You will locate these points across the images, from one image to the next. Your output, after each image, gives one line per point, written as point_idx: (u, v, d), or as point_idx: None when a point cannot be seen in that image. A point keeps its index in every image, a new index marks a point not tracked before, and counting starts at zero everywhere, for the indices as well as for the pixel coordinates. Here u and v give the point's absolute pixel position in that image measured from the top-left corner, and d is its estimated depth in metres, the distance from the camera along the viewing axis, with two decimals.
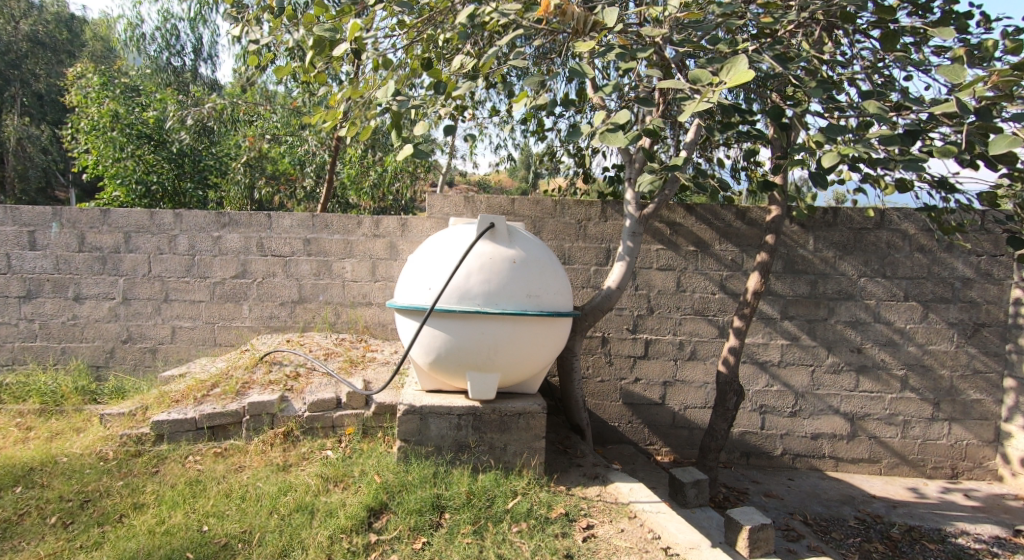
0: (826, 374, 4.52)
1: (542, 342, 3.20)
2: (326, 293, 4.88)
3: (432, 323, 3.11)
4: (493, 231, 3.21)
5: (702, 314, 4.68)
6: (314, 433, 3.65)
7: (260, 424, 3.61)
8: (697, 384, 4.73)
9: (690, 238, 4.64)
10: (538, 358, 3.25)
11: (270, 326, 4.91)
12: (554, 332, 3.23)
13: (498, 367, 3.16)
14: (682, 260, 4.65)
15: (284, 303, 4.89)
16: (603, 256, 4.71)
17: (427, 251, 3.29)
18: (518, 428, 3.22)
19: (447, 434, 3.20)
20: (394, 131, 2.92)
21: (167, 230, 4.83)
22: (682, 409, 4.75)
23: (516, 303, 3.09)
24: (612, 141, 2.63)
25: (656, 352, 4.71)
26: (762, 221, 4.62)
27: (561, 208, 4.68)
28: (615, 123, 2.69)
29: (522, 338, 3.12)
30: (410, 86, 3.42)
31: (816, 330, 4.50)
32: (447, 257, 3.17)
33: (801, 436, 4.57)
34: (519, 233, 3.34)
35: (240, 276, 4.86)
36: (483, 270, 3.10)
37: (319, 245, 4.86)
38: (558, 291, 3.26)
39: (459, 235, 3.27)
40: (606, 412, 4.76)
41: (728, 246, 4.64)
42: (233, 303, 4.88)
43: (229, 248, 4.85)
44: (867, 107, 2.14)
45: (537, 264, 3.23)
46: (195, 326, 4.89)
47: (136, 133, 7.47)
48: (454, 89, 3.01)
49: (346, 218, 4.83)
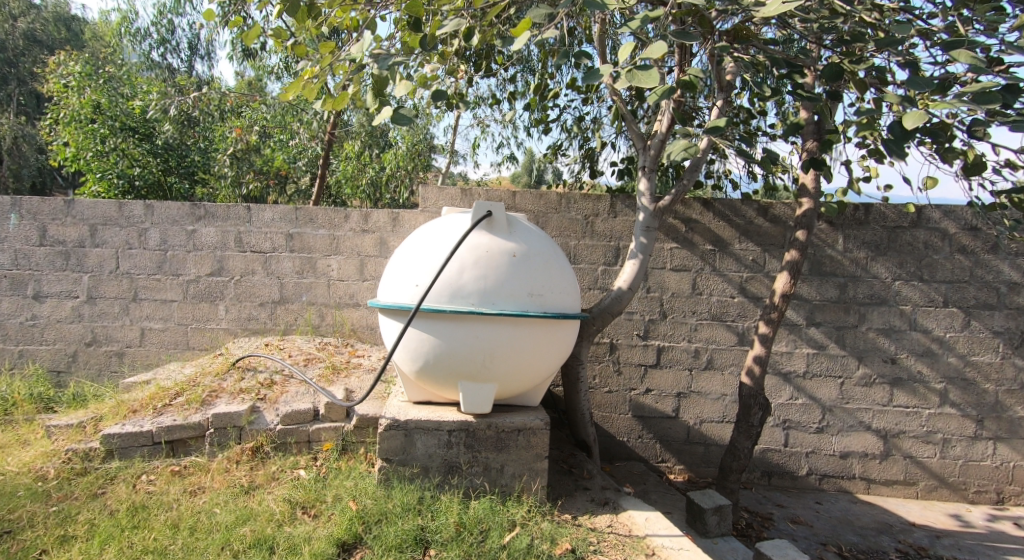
0: (856, 387, 4.10)
1: (546, 348, 2.79)
2: (310, 293, 4.48)
3: (418, 324, 2.71)
4: (489, 220, 2.80)
5: (720, 320, 4.27)
6: (287, 449, 3.25)
7: (224, 439, 3.21)
8: (714, 396, 4.31)
9: (708, 236, 4.24)
10: (541, 367, 2.84)
11: (247, 329, 4.50)
12: (559, 337, 2.83)
13: (495, 375, 2.76)
14: (698, 260, 4.25)
15: (263, 303, 4.49)
16: (611, 255, 4.31)
17: (415, 242, 2.87)
18: (517, 447, 2.81)
19: (435, 453, 2.78)
20: (375, 94, 2.60)
21: (137, 223, 4.43)
22: (697, 423, 4.34)
23: (516, 303, 2.69)
24: (644, 79, 2.25)
25: (670, 360, 4.30)
26: (787, 218, 4.21)
27: (566, 202, 4.29)
28: (649, 58, 2.31)
29: (523, 343, 2.72)
30: (397, 40, 3.08)
31: (845, 338, 4.08)
32: (436, 249, 2.76)
33: (828, 455, 4.15)
34: (519, 223, 2.93)
35: (215, 274, 4.47)
36: (477, 265, 2.70)
37: (302, 241, 4.46)
38: (564, 290, 2.85)
39: (452, 223, 2.85)
40: (615, 426, 4.36)
41: (748, 244, 4.23)
42: (208, 303, 4.48)
43: (204, 243, 4.46)
44: (960, 58, 1.81)
45: (540, 258, 2.82)
46: (166, 328, 4.48)
47: (119, 125, 7.11)
48: (441, 29, 2.70)
49: (333, 211, 4.44)
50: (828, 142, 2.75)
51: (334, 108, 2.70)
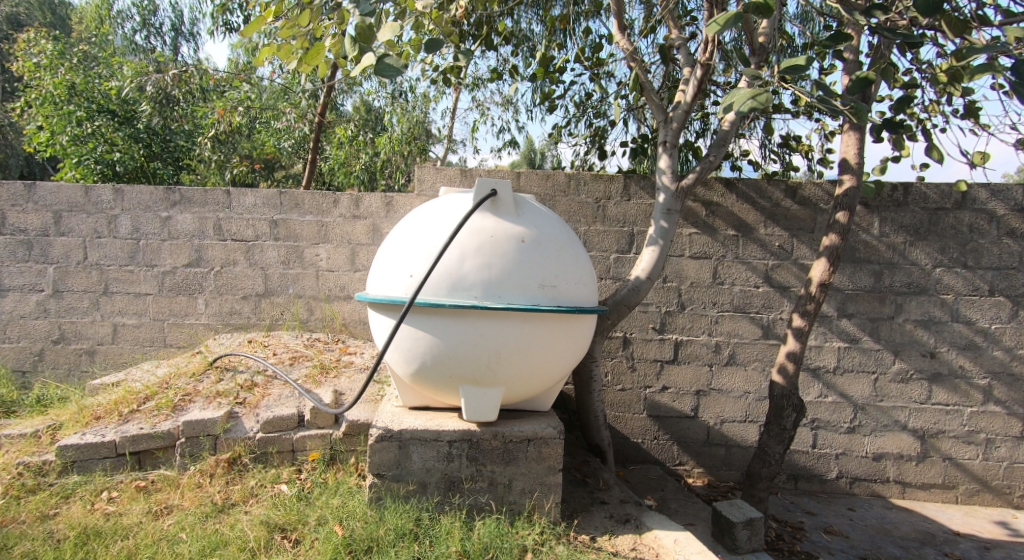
0: (891, 384, 3.76)
1: (560, 347, 2.45)
2: (297, 285, 4.12)
3: (413, 321, 2.36)
4: (494, 200, 2.43)
5: (743, 311, 3.94)
6: (268, 460, 2.91)
7: (196, 449, 2.86)
8: (735, 395, 4.00)
9: (730, 220, 3.89)
10: (554, 368, 2.50)
11: (229, 324, 4.15)
12: (574, 335, 2.48)
13: (501, 378, 2.42)
14: (720, 246, 3.91)
15: (246, 297, 4.13)
16: (625, 242, 3.96)
17: (408, 227, 2.50)
18: (526, 459, 2.48)
19: (433, 467, 2.45)
20: (355, 40, 2.27)
21: (105, 210, 4.06)
22: (718, 423, 4.03)
23: (525, 296, 2.34)
24: None
25: (688, 356, 3.99)
26: (817, 199, 3.85)
27: (576, 185, 3.95)
28: None
29: (533, 342, 2.38)
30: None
31: (880, 331, 3.74)
32: (432, 234, 2.40)
33: (860, 457, 3.83)
34: (527, 203, 2.56)
35: (193, 264, 4.11)
36: (479, 252, 2.34)
37: (287, 228, 4.10)
38: (580, 280, 2.49)
39: (451, 204, 2.48)
40: (629, 426, 4.06)
41: (775, 228, 3.88)
42: (186, 297, 4.13)
43: (180, 231, 4.09)
44: None
45: (553, 243, 2.46)
46: (141, 324, 4.14)
47: (97, 108, 6.73)
48: None
49: (320, 195, 4.08)
50: (905, 99, 2.39)
51: (308, 60, 2.40)
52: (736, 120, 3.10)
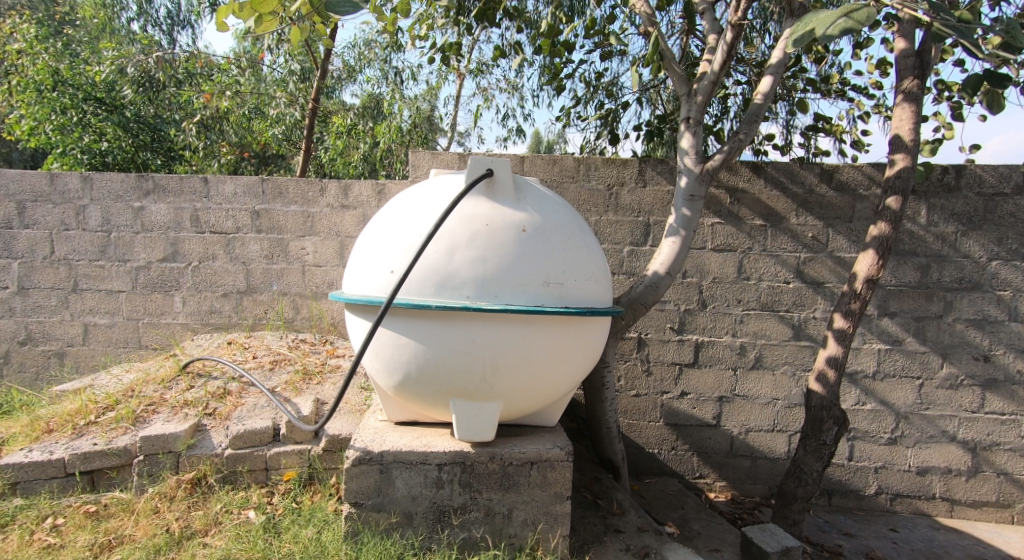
0: (939, 391, 3.37)
1: (567, 355, 2.09)
2: (281, 281, 3.78)
3: (394, 326, 2.01)
4: (490, 182, 2.07)
5: (771, 310, 3.56)
6: (237, 481, 2.58)
7: (155, 469, 2.53)
8: (762, 402, 3.63)
9: (757, 208, 3.51)
10: (561, 379, 2.14)
11: (208, 324, 3.82)
12: (584, 341, 2.12)
13: (498, 391, 2.06)
14: (746, 238, 3.54)
15: (226, 294, 3.80)
16: (639, 233, 3.59)
17: (389, 214, 2.14)
18: (528, 485, 2.12)
19: (419, 495, 2.10)
20: None
21: (73, 200, 3.74)
22: (742, 433, 3.66)
23: (526, 296, 1.98)
24: None
25: (709, 359, 3.64)
26: (856, 185, 3.46)
27: (586, 170, 3.58)
28: None
29: (536, 349, 2.02)
30: None
31: (926, 331, 3.34)
32: (416, 222, 2.03)
33: (903, 471, 3.44)
34: (529, 186, 2.20)
35: (169, 259, 3.78)
36: (471, 244, 1.98)
37: (270, 219, 3.75)
38: (592, 275, 2.12)
39: (439, 187, 2.12)
40: (644, 435, 3.72)
41: (808, 217, 3.49)
42: (162, 294, 3.80)
43: (154, 223, 3.76)
44: None
45: (559, 231, 2.09)
46: (113, 324, 3.82)
47: (84, 95, 6.48)
48: None
49: (306, 183, 3.73)
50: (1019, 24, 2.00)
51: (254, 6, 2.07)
52: (770, 90, 2.70)
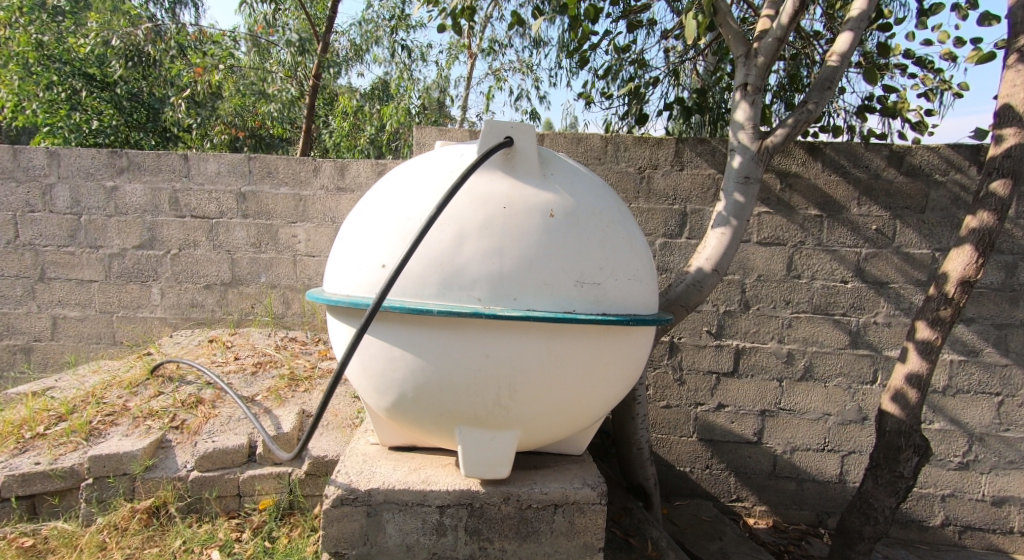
0: (1021, 409, 2.92)
1: (603, 374, 1.67)
2: (270, 272, 3.37)
3: (386, 335, 1.59)
4: (509, 153, 1.65)
5: (825, 313, 3.12)
6: (204, 510, 2.19)
7: (105, 494, 2.13)
8: (811, 417, 3.18)
9: (812, 196, 3.07)
10: (594, 402, 1.72)
11: (190, 319, 3.43)
12: (624, 355, 1.70)
13: (516, 418, 1.64)
14: (798, 230, 3.10)
15: (209, 286, 3.40)
16: (675, 223, 3.15)
17: (381, 192, 1.71)
18: (551, 533, 1.72)
19: (416, 543, 1.70)
20: None
21: (40, 178, 3.36)
22: (788, 452, 3.22)
23: (554, 299, 1.55)
24: None
25: (751, 367, 3.20)
26: (930, 170, 2.99)
27: (614, 150, 3.14)
28: None
29: (565, 365, 1.60)
30: None
31: (1009, 341, 2.88)
32: (413, 202, 1.60)
33: (975, 501, 2.99)
34: (557, 160, 1.76)
35: (146, 246, 3.39)
36: (485, 231, 1.55)
37: (258, 202, 3.35)
38: (635, 274, 1.69)
39: (445, 158, 1.69)
40: (674, 451, 3.29)
41: (871, 206, 3.04)
42: (138, 285, 3.41)
43: (129, 205, 3.36)
44: None
45: (596, 216, 1.66)
46: (85, 317, 3.44)
47: (72, 70, 6.16)
48: None
49: (297, 161, 3.31)
50: None
51: None
52: (848, 50, 2.28)
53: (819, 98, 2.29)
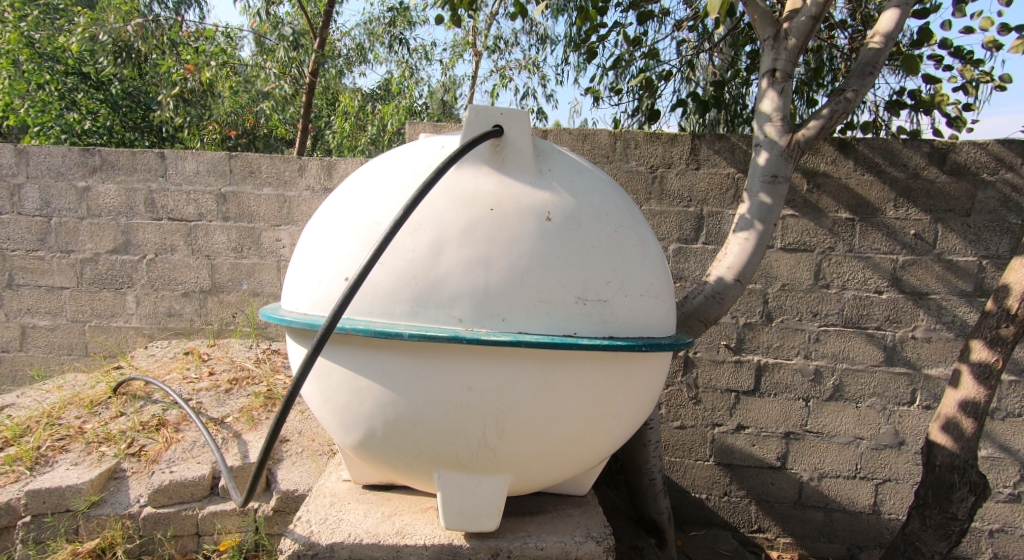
0: None
1: (610, 408, 1.41)
2: (253, 279, 3.12)
3: (349, 362, 1.33)
4: (498, 145, 1.39)
5: (857, 326, 2.83)
6: (157, 552, 1.94)
7: (44, 535, 1.90)
8: (841, 441, 2.89)
9: (843, 198, 2.79)
10: (599, 441, 1.46)
11: (167, 329, 3.19)
12: (635, 386, 1.43)
13: (506, 460, 1.37)
14: (827, 236, 2.82)
15: (188, 294, 3.16)
16: (691, 227, 2.87)
17: (346, 191, 1.44)
18: None
19: None
20: None
21: (9, 178, 3.15)
22: (815, 479, 2.93)
23: (551, 320, 1.28)
24: None
25: (775, 385, 2.92)
26: (977, 169, 2.70)
27: (624, 148, 2.87)
28: None
29: (564, 398, 1.33)
30: None
31: None
32: (383, 202, 1.34)
33: None
34: (557, 154, 1.50)
35: (120, 251, 3.15)
36: (468, 237, 1.29)
37: (240, 204, 3.10)
38: (649, 289, 1.42)
39: (423, 151, 1.43)
40: (689, 476, 3.01)
41: (910, 209, 2.75)
42: (112, 292, 3.18)
43: (101, 207, 3.13)
44: None
45: (603, 221, 1.39)
46: (56, 327, 3.21)
47: (64, 69, 6.08)
48: None
49: (281, 160, 3.07)
50: None
51: None
52: (893, 30, 2.02)
53: (859, 85, 2.02)
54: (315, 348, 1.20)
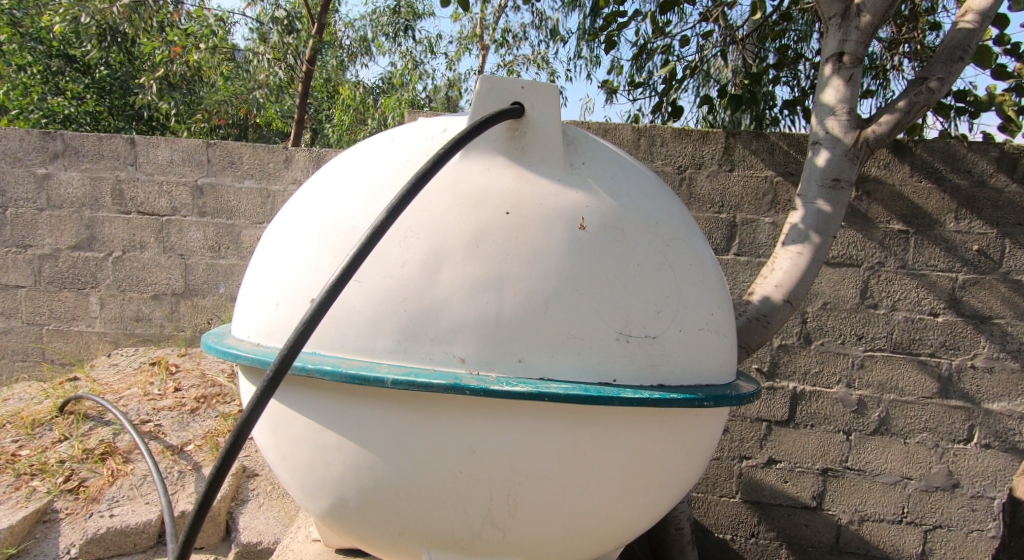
0: None
1: (654, 474, 1.09)
2: (230, 282, 2.79)
3: (313, 410, 1.00)
4: (516, 130, 1.07)
5: (908, 353, 2.51)
6: None
7: None
8: (886, 481, 2.57)
9: (896, 207, 2.47)
10: (637, 515, 1.14)
11: (133, 335, 2.86)
12: (686, 446, 1.11)
13: (519, 541, 1.05)
14: (877, 249, 2.49)
15: (157, 297, 2.83)
16: (723, 236, 2.54)
17: (319, 183, 1.12)
18: None
19: None
20: None
21: None
22: (855, 522, 2.61)
23: (585, 363, 0.96)
24: None
25: (811, 416, 2.59)
26: None
27: (648, 145, 2.56)
28: None
29: (599, 464, 1.01)
30: None
31: None
32: (363, 199, 1.01)
33: None
34: (591, 144, 1.18)
35: (83, 247, 2.83)
36: (475, 249, 0.96)
37: (218, 198, 2.77)
38: (707, 320, 1.10)
39: (419, 134, 1.11)
40: (712, 514, 2.68)
41: (973, 221, 2.43)
42: (73, 293, 2.86)
43: (63, 197, 2.81)
44: None
45: (652, 231, 1.07)
46: (12, 330, 2.90)
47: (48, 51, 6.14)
48: None
49: (265, 150, 2.74)
50: None
51: None
52: (989, 8, 1.74)
53: (946, 73, 1.74)
54: (260, 398, 0.87)
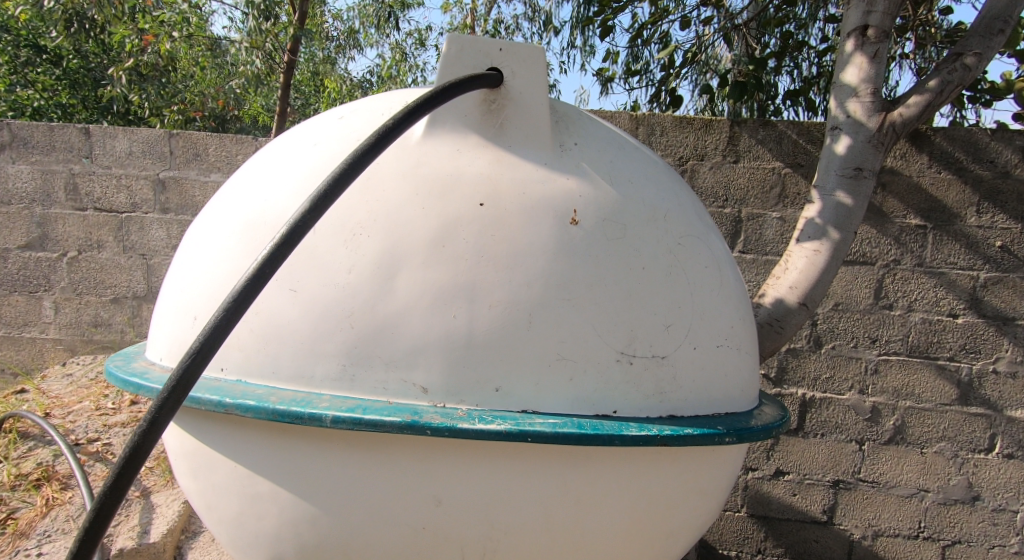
0: None
1: (662, 522, 0.90)
2: None
3: (241, 452, 0.81)
4: (493, 104, 0.88)
5: (926, 357, 2.33)
6: None
7: None
8: (901, 494, 2.39)
9: (914, 199, 2.29)
10: None
11: (90, 342, 2.65)
12: (700, 487, 0.92)
13: None
14: (892, 245, 2.31)
15: (116, 300, 2.61)
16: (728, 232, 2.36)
17: (254, 171, 0.92)
18: None
19: None
20: None
21: None
22: (867, 537, 2.43)
23: (577, 392, 0.77)
24: None
25: (821, 424, 2.41)
26: None
27: (647, 134, 2.37)
28: None
29: (596, 516, 0.82)
30: None
31: None
32: (300, 187, 0.82)
33: None
34: (585, 124, 0.98)
35: (35, 247, 2.62)
36: (439, 249, 0.77)
37: (182, 193, 2.56)
38: (726, 336, 0.91)
39: (375, 110, 0.91)
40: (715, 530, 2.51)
41: (996, 214, 2.26)
42: (25, 296, 2.65)
43: (12, 193, 2.60)
44: None
45: (660, 226, 0.88)
46: None
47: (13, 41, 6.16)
48: None
49: (234, 141, 2.53)
50: None
51: None
52: None
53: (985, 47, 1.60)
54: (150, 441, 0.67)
